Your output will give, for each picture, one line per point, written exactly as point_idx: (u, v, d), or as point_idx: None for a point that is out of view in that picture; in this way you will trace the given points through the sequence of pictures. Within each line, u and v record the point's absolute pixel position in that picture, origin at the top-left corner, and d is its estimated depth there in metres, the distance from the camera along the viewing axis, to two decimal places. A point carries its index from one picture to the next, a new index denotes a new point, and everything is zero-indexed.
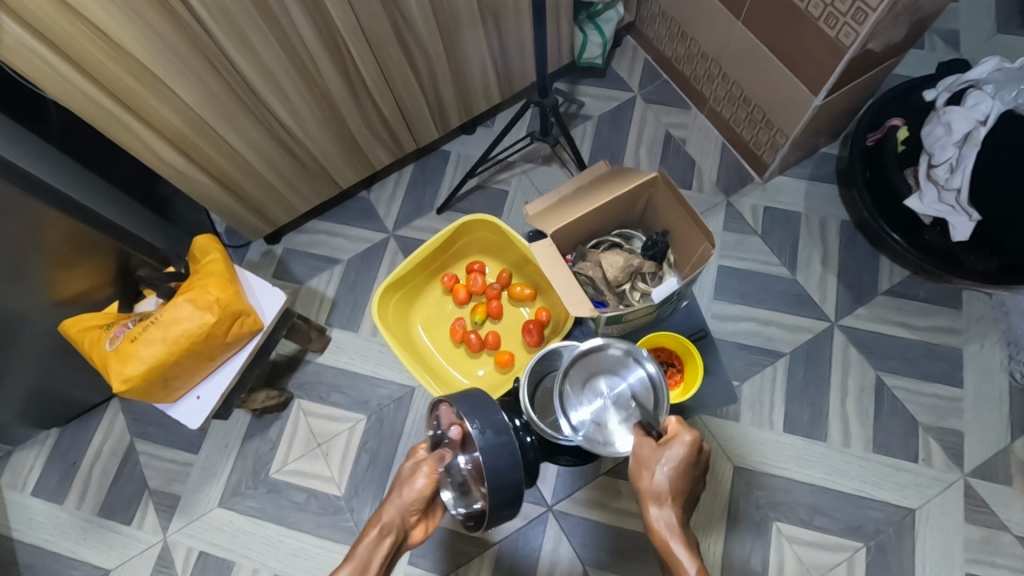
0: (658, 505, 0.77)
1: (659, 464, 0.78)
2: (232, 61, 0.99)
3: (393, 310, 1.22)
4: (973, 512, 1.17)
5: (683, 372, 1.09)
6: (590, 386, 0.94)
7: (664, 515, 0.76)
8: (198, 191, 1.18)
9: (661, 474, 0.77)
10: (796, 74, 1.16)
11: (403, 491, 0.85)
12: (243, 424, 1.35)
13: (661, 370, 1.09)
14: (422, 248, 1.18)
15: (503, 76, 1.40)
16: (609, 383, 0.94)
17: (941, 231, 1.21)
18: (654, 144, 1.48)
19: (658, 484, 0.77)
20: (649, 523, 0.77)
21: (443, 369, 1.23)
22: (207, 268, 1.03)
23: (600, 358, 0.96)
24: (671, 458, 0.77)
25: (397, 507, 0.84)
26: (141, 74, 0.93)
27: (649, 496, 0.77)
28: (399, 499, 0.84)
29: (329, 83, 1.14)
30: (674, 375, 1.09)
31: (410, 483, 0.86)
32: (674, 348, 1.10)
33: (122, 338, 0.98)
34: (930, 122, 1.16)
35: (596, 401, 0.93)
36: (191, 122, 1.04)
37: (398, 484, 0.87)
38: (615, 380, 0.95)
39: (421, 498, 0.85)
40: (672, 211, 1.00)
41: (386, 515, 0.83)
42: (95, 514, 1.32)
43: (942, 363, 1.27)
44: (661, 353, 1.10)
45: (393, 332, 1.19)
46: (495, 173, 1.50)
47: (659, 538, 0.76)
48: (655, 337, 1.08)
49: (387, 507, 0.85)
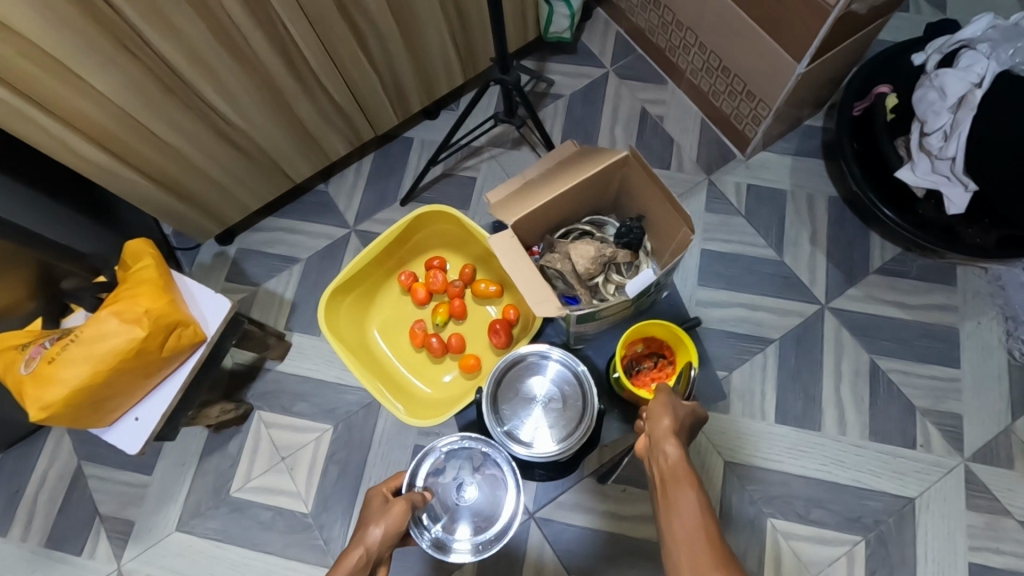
0: (673, 419, 0.77)
1: (681, 405, 0.81)
2: (150, 42, 0.88)
3: (345, 316, 1.14)
4: (975, 498, 1.12)
5: (675, 364, 1.01)
6: (520, 397, 0.98)
7: (675, 426, 0.76)
8: (130, 191, 1.07)
9: (685, 407, 0.80)
10: (778, 40, 1.08)
11: (381, 525, 0.78)
12: (201, 439, 1.25)
13: (652, 361, 1.02)
14: (373, 245, 1.10)
15: (465, 54, 1.30)
16: (534, 388, 0.99)
17: (936, 204, 1.14)
18: (631, 122, 1.39)
19: (680, 411, 0.79)
20: (663, 437, 0.74)
21: (405, 378, 1.15)
22: (137, 276, 0.93)
23: (518, 371, 1.00)
24: (692, 407, 0.82)
25: (375, 536, 0.76)
26: (42, 60, 0.81)
27: (668, 419, 0.77)
28: (374, 529, 0.77)
29: (268, 66, 1.03)
30: (665, 367, 1.01)
31: (383, 518, 0.80)
32: (664, 338, 1.01)
33: (39, 360, 0.87)
34: (922, 86, 1.08)
35: (530, 410, 0.98)
36: (110, 113, 0.93)
37: (365, 522, 0.80)
38: (539, 383, 0.99)
39: (399, 526, 0.79)
40: (645, 193, 0.91)
41: (364, 543, 0.75)
42: (43, 545, 1.22)
43: (938, 342, 1.21)
44: (650, 343, 1.02)
45: (345, 340, 1.11)
46: (461, 159, 1.40)
47: (668, 439, 0.74)
48: (645, 328, 0.99)
49: (363, 538, 0.76)
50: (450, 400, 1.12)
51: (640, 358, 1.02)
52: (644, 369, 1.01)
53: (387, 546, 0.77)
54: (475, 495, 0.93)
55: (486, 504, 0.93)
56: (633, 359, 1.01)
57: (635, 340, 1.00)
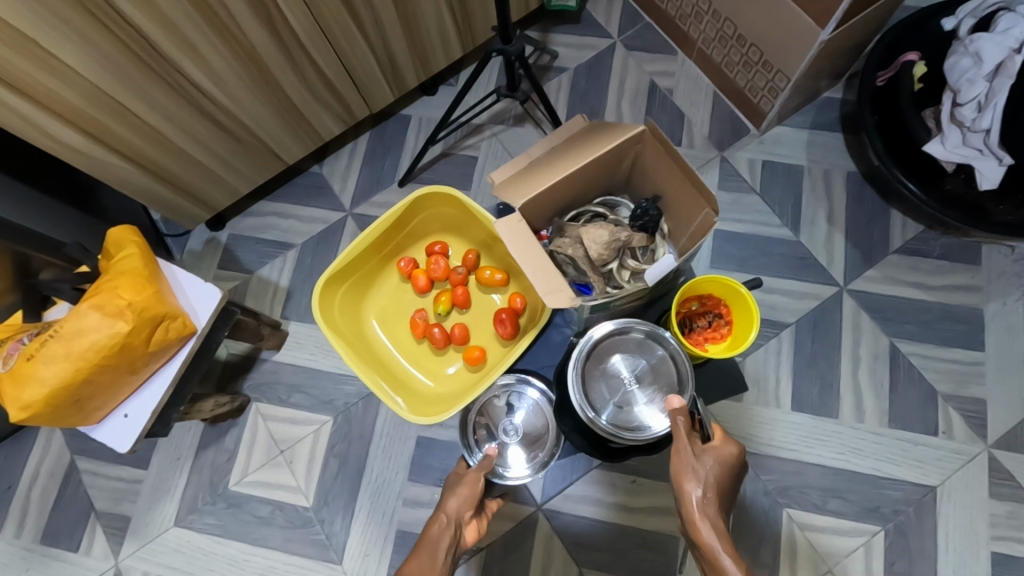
0: (706, 495, 0.69)
1: (703, 462, 0.71)
2: (125, 14, 0.81)
3: (341, 307, 1.09)
4: (999, 486, 1.08)
5: (732, 326, 0.90)
6: (605, 376, 0.81)
7: (708, 503, 0.69)
8: (111, 175, 1.01)
9: (708, 471, 0.71)
10: (800, 5, 1.01)
11: (456, 491, 0.86)
12: (196, 432, 1.22)
13: (707, 320, 0.91)
14: (368, 231, 1.04)
15: (463, 25, 1.22)
16: (622, 366, 0.81)
17: (964, 178, 1.08)
18: (638, 96, 1.32)
19: (704, 481, 0.70)
20: (693, 523, 0.68)
21: (406, 370, 1.11)
22: (118, 266, 0.87)
23: (608, 346, 0.82)
24: (715, 456, 0.73)
25: (453, 503, 0.84)
26: (12, 39, 0.75)
27: (699, 494, 0.69)
28: (451, 499, 0.84)
29: (253, 40, 0.96)
30: (721, 328, 0.91)
31: (457, 488, 0.86)
32: (722, 296, 0.91)
33: (17, 357, 0.82)
34: (955, 52, 1.02)
35: (617, 392, 0.80)
36: (83, 91, 0.86)
37: (443, 495, 0.88)
38: (633, 362, 0.82)
39: (474, 488, 0.86)
40: (662, 171, 0.85)
41: (444, 511, 0.83)
42: (37, 542, 1.18)
43: (960, 325, 1.16)
44: (707, 301, 0.91)
45: (342, 330, 1.07)
46: (462, 137, 1.33)
47: (706, 539, 0.67)
48: (699, 282, 0.89)
49: (442, 508, 0.84)
50: (455, 393, 1.08)
51: (694, 316, 0.92)
52: (697, 328, 0.91)
53: (467, 510, 0.84)
54: (519, 417, 1.02)
55: (531, 419, 1.02)
56: (686, 317, 0.92)
57: (689, 296, 0.91)
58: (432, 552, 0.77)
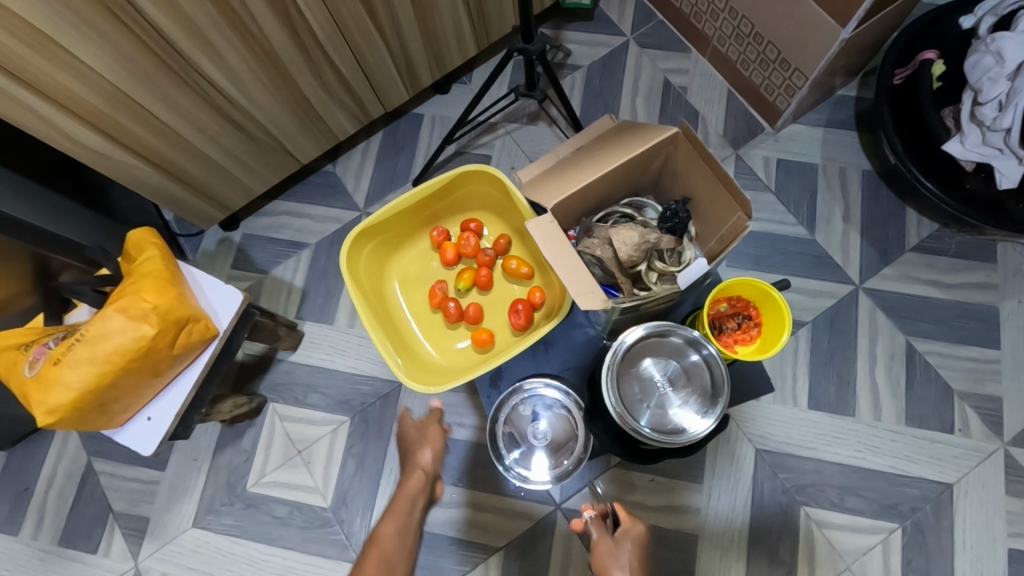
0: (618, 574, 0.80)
1: (616, 550, 0.82)
2: (146, 14, 0.80)
3: (367, 271, 1.08)
4: (1015, 483, 1.09)
5: (761, 328, 0.91)
6: (639, 379, 0.81)
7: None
8: (129, 176, 1.00)
9: (623, 559, 0.81)
10: (821, 4, 1.00)
11: (424, 451, 1.02)
12: (213, 433, 1.22)
13: (736, 322, 0.91)
14: (409, 193, 1.04)
15: (477, 23, 1.22)
16: (656, 371, 0.82)
17: (984, 178, 1.09)
18: (652, 94, 1.32)
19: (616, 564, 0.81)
20: None
21: (416, 339, 1.11)
22: (140, 268, 0.87)
23: (642, 350, 0.82)
24: (626, 537, 0.84)
25: (426, 459, 1.01)
26: (33, 39, 0.74)
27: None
28: (424, 456, 1.01)
29: (272, 40, 0.95)
30: (750, 330, 0.91)
31: (425, 442, 1.03)
32: (751, 299, 0.92)
33: (43, 361, 0.82)
34: (976, 51, 1.02)
35: (650, 395, 0.81)
36: (103, 92, 0.86)
37: (411, 449, 1.03)
38: (667, 367, 0.82)
39: (438, 448, 1.03)
40: (694, 173, 0.85)
41: (420, 466, 1.00)
42: (55, 544, 1.18)
43: (976, 323, 1.16)
44: (736, 303, 0.92)
45: (367, 295, 1.07)
46: (476, 136, 1.33)
47: None
48: (730, 284, 0.90)
49: (417, 463, 1.00)
50: (458, 369, 1.09)
51: (724, 319, 0.92)
52: (727, 329, 0.91)
53: (436, 464, 1.02)
54: (547, 423, 1.00)
55: (559, 425, 1.00)
56: (717, 319, 0.92)
57: (718, 297, 0.91)
58: (407, 507, 0.94)
